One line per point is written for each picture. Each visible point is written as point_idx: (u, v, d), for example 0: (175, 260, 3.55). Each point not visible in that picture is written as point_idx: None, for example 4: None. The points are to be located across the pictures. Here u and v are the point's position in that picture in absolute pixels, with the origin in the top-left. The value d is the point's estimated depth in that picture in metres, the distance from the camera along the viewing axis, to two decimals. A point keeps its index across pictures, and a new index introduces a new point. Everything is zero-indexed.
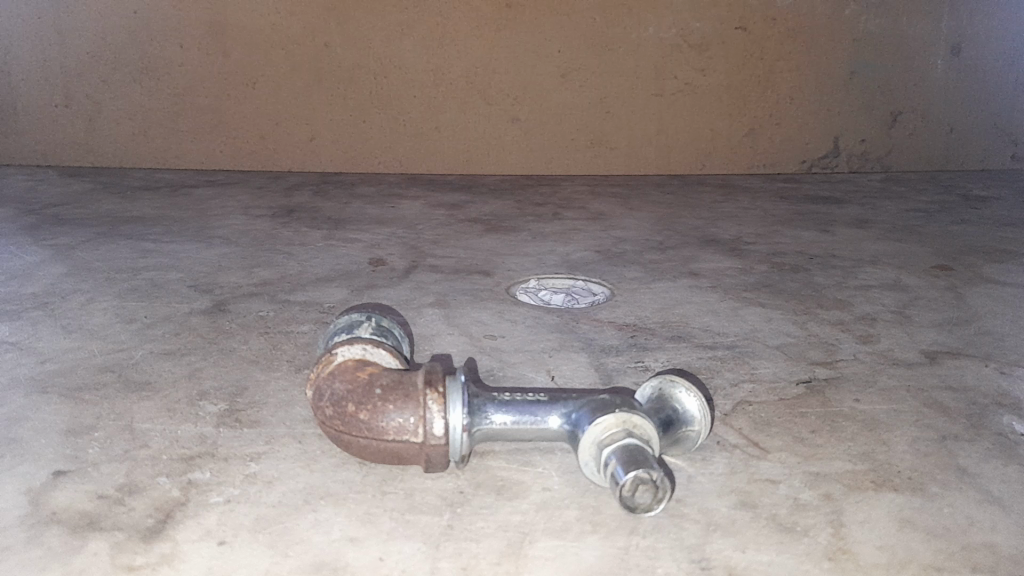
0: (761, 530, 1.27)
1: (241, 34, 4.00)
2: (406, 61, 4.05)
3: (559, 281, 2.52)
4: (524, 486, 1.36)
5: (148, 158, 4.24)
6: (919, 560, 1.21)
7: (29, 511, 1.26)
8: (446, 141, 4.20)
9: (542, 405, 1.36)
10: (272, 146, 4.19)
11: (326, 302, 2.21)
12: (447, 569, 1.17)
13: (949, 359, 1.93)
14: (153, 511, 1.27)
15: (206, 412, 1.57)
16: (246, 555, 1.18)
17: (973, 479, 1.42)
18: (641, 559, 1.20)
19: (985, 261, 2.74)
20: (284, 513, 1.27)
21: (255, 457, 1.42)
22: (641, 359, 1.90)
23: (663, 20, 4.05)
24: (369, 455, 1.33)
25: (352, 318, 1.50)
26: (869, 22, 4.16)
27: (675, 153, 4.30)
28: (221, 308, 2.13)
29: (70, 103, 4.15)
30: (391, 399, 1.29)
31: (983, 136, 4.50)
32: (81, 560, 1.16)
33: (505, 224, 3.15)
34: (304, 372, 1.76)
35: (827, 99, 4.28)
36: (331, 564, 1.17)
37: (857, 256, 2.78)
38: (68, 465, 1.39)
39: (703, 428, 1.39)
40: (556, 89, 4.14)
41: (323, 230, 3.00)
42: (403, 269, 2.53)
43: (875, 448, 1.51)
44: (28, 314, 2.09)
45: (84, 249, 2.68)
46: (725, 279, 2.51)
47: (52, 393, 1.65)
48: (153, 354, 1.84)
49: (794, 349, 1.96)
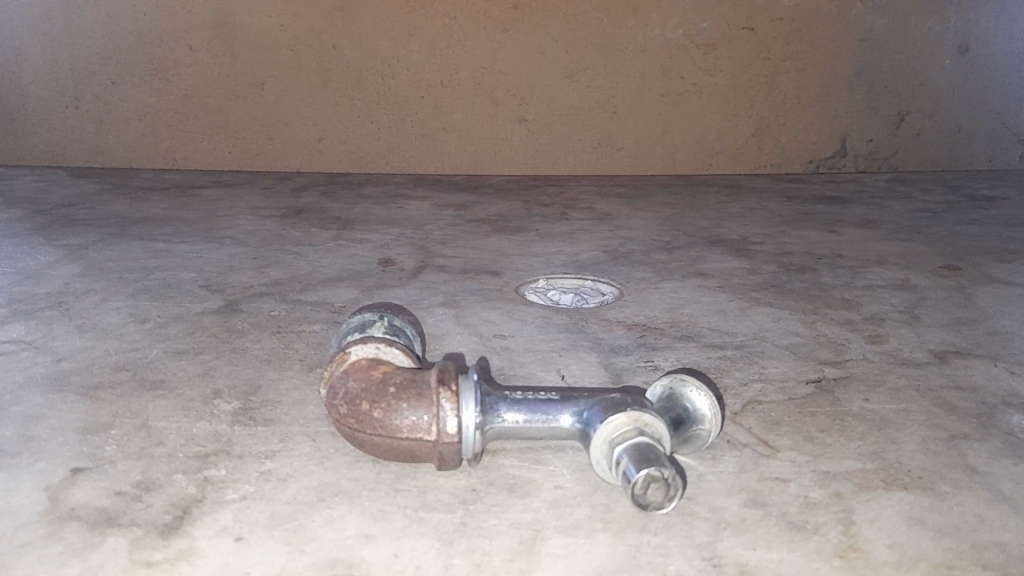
0: (771, 528, 1.28)
1: (249, 36, 4.02)
2: (413, 61, 4.07)
3: (568, 280, 2.53)
4: (536, 484, 1.37)
5: (157, 159, 4.26)
6: (929, 557, 1.22)
7: (48, 508, 1.28)
8: (452, 141, 4.21)
9: (553, 404, 1.37)
10: (280, 146, 4.21)
11: (337, 302, 2.22)
12: (460, 566, 1.18)
13: (957, 359, 1.94)
14: (170, 508, 1.29)
15: (221, 411, 1.59)
16: (262, 552, 1.19)
17: (983, 478, 1.43)
18: (653, 557, 1.21)
19: (993, 261, 2.74)
20: (299, 510, 1.29)
21: (270, 455, 1.44)
22: (650, 358, 1.91)
23: (670, 20, 4.05)
24: (382, 453, 1.34)
25: (365, 318, 1.52)
26: (876, 22, 4.16)
27: (681, 153, 4.31)
28: (233, 308, 2.15)
29: (79, 104, 4.18)
30: (405, 397, 1.30)
31: (991, 136, 4.49)
32: (101, 556, 1.18)
33: (513, 224, 3.16)
34: (316, 370, 1.77)
35: (833, 99, 4.28)
36: (345, 560, 1.18)
37: (864, 256, 2.78)
38: (85, 462, 1.41)
39: (713, 427, 1.40)
40: (563, 89, 4.15)
41: (333, 230, 3.02)
42: (412, 269, 2.54)
43: (885, 447, 1.52)
44: (43, 313, 2.11)
45: (96, 250, 2.70)
46: (733, 279, 2.51)
47: (68, 391, 1.67)
48: (167, 353, 1.86)
49: (803, 349, 1.97)
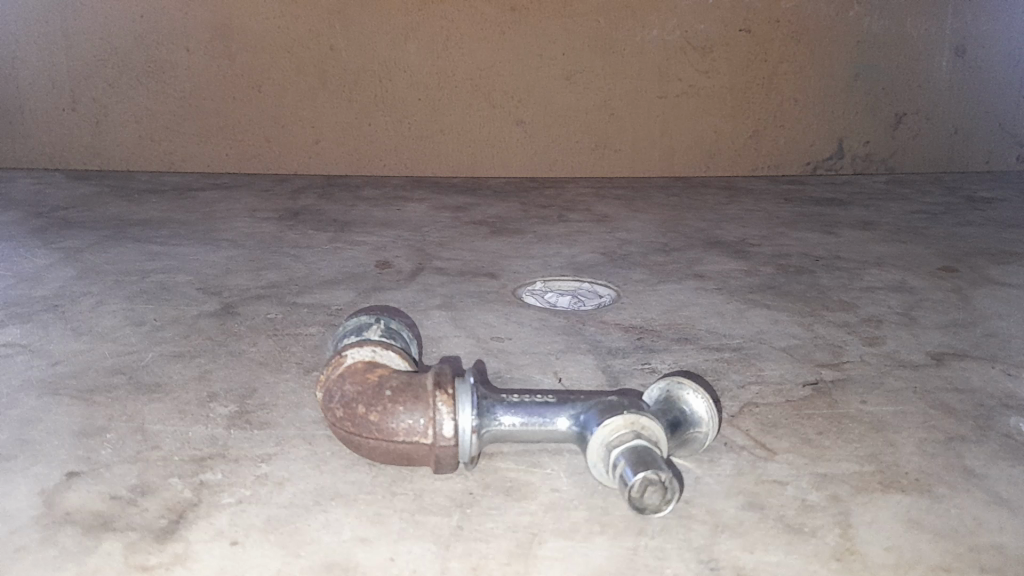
0: (769, 531, 1.28)
1: (247, 38, 4.01)
2: (410, 63, 4.07)
3: (565, 282, 2.52)
4: (533, 487, 1.37)
5: (154, 162, 4.26)
6: (927, 560, 1.22)
7: (43, 512, 1.28)
8: (450, 143, 4.21)
9: (550, 407, 1.37)
10: (277, 148, 4.21)
11: (334, 304, 2.22)
12: (457, 569, 1.18)
13: (955, 360, 1.94)
14: (166, 511, 1.28)
15: (217, 414, 1.59)
16: (258, 556, 1.19)
17: (980, 480, 1.43)
18: (650, 560, 1.20)
19: (990, 262, 2.74)
20: (296, 514, 1.28)
21: (266, 458, 1.43)
22: (647, 360, 1.90)
23: (667, 22, 4.06)
24: (379, 456, 1.34)
25: (361, 321, 1.52)
26: (874, 24, 4.17)
27: (679, 155, 4.31)
28: (230, 311, 2.15)
29: (76, 106, 4.18)
30: (401, 400, 1.30)
31: (988, 138, 4.49)
32: (96, 560, 1.17)
33: (510, 226, 3.16)
34: (313, 373, 1.77)
35: (830, 101, 4.28)
36: (342, 564, 1.18)
37: (862, 258, 2.79)
38: (81, 466, 1.41)
39: (710, 429, 1.40)
40: (560, 91, 4.15)
41: (330, 232, 3.01)
42: (409, 272, 2.54)
43: (882, 449, 1.52)
44: (39, 316, 2.10)
45: (93, 252, 2.70)
46: (731, 281, 2.51)
47: (64, 395, 1.66)
48: (163, 356, 1.85)
49: (801, 351, 1.97)
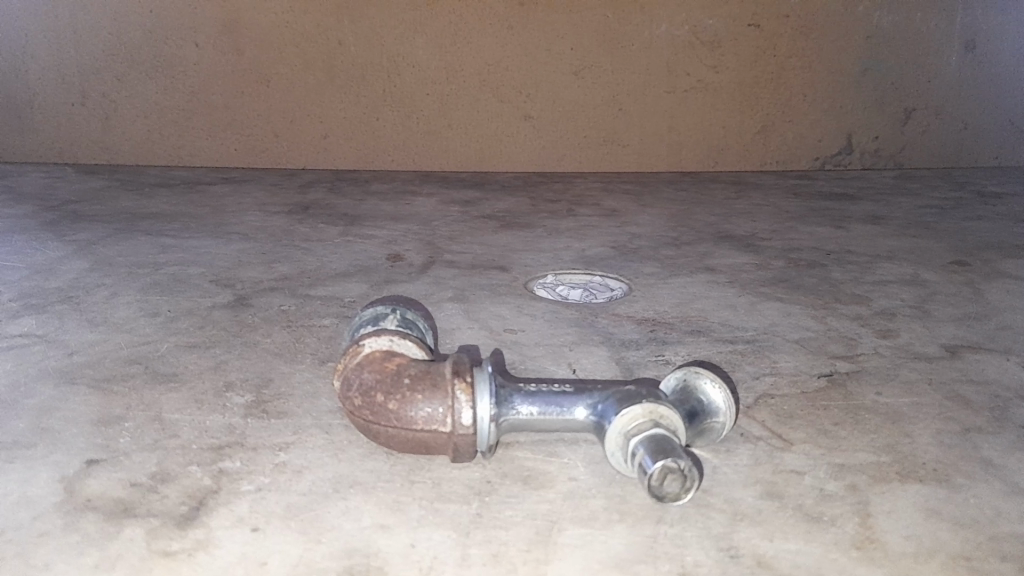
0: (788, 520, 1.28)
1: (255, 33, 4.01)
2: (418, 58, 4.06)
3: (576, 276, 2.52)
4: (550, 476, 1.37)
5: (162, 156, 4.27)
6: (948, 548, 1.22)
7: (64, 498, 1.28)
8: (458, 138, 4.22)
9: (567, 396, 1.37)
10: (286, 142, 4.22)
11: (347, 296, 2.22)
12: (477, 556, 1.18)
13: (969, 352, 1.93)
14: (186, 498, 1.29)
15: (234, 403, 1.59)
16: (279, 542, 1.19)
17: (997, 470, 1.43)
18: (670, 547, 1.21)
19: (1003, 256, 2.73)
20: (315, 501, 1.29)
21: (284, 447, 1.44)
22: (661, 352, 1.90)
23: (676, 17, 4.04)
24: (397, 445, 1.34)
25: (378, 310, 1.52)
26: (883, 19, 4.15)
27: (686, 149, 4.31)
28: (243, 302, 2.15)
29: (86, 101, 4.19)
30: (420, 389, 1.30)
31: (997, 133, 4.48)
32: (120, 545, 1.18)
33: (520, 220, 3.16)
34: (328, 364, 1.77)
35: (839, 97, 4.28)
36: (362, 550, 1.18)
37: (873, 252, 2.78)
38: (100, 454, 1.41)
39: (727, 419, 1.39)
40: (568, 86, 4.15)
41: (340, 226, 3.01)
42: (420, 265, 2.54)
43: (899, 439, 1.52)
44: (53, 306, 2.11)
45: (105, 245, 2.70)
46: (742, 274, 2.51)
47: (82, 384, 1.67)
48: (178, 347, 1.86)
49: (814, 343, 1.97)
